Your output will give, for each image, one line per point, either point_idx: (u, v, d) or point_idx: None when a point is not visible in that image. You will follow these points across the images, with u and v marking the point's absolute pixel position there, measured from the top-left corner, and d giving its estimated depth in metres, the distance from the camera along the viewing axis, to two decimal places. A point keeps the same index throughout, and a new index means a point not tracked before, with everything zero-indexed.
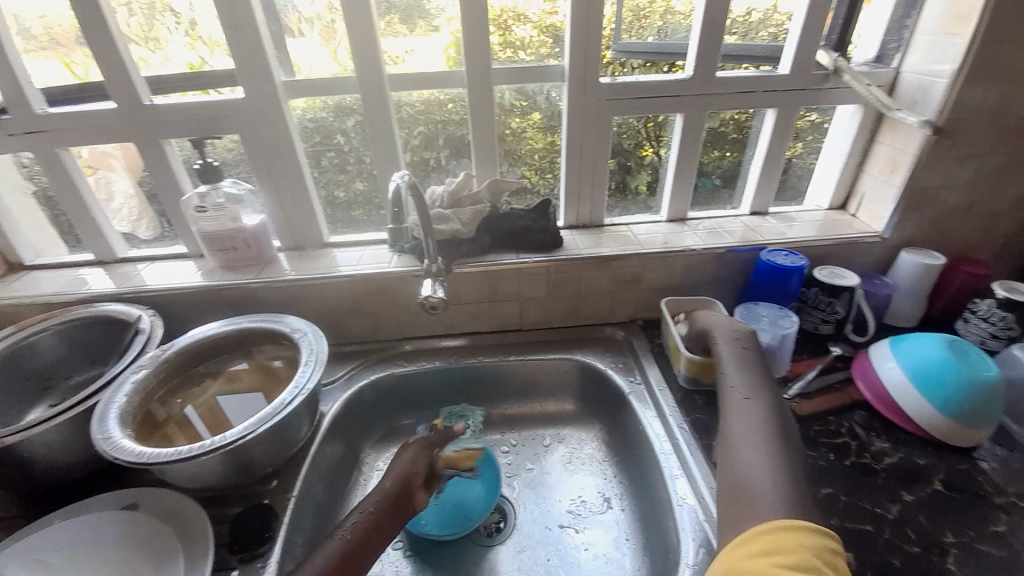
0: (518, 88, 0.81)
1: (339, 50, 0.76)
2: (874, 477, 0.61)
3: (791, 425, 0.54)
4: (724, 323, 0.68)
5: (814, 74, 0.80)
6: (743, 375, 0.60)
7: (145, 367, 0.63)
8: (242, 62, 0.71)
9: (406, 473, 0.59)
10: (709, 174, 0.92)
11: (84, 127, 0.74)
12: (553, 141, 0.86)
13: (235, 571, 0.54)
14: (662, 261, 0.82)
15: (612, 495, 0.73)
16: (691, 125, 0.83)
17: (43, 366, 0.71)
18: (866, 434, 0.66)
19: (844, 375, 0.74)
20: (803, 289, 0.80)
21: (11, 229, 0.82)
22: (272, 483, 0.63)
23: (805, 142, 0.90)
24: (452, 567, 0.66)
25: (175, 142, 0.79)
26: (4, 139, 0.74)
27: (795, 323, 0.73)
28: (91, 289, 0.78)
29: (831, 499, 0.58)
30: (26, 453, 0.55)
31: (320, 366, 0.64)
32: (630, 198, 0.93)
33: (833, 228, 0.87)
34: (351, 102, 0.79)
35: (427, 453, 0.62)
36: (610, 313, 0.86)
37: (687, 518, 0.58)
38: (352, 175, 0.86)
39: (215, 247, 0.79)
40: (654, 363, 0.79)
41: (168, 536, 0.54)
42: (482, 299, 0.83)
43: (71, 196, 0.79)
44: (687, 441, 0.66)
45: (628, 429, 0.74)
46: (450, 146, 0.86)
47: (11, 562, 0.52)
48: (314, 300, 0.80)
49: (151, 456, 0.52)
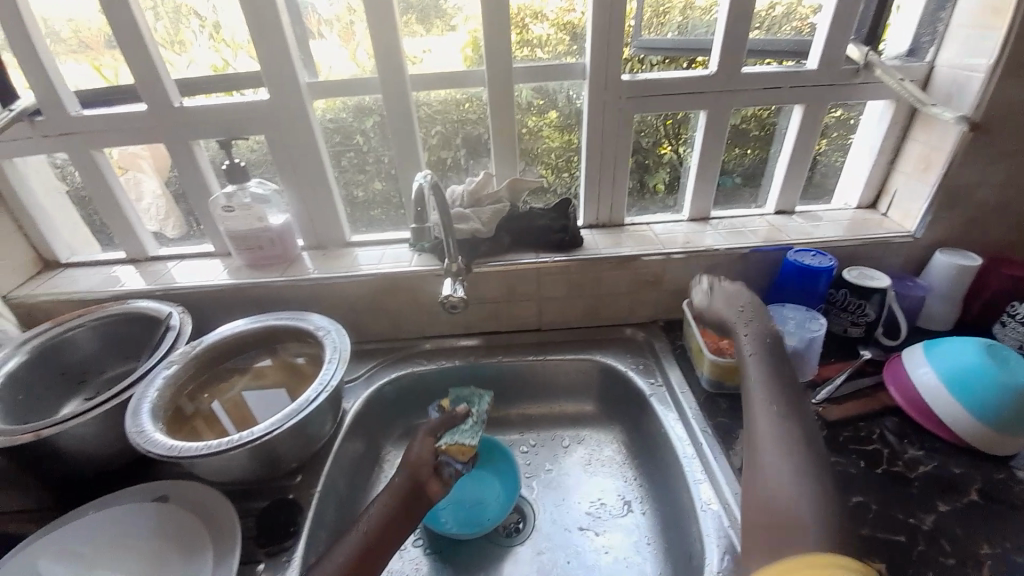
0: (536, 87, 0.81)
1: (358, 50, 0.77)
2: (907, 486, 0.59)
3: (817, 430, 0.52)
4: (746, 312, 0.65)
5: (844, 69, 0.78)
6: (766, 374, 0.58)
7: (176, 362, 0.65)
8: (266, 63, 0.73)
9: (414, 466, 0.57)
10: (731, 173, 0.90)
11: (116, 128, 0.76)
12: (569, 140, 0.86)
13: (261, 565, 0.55)
14: (684, 261, 0.80)
15: (633, 498, 0.72)
16: (712, 122, 0.81)
17: (79, 360, 0.73)
18: (898, 441, 0.64)
19: (874, 379, 0.72)
20: (831, 291, 0.77)
21: (48, 227, 0.85)
22: (297, 478, 0.64)
23: (830, 139, 0.88)
24: (472, 566, 0.66)
25: (202, 143, 0.81)
26: (41, 140, 0.76)
27: (823, 326, 0.71)
28: (123, 286, 0.81)
29: (861, 508, 0.57)
30: (64, 445, 0.57)
31: (343, 363, 0.65)
32: (648, 197, 0.92)
33: (862, 228, 0.84)
34: (370, 103, 0.80)
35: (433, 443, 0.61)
36: (630, 314, 0.86)
37: (711, 524, 0.57)
38: (371, 175, 0.88)
39: (241, 247, 0.81)
40: (675, 365, 0.78)
41: (196, 529, 0.55)
42: (502, 299, 0.83)
43: (104, 196, 0.82)
44: (711, 444, 0.65)
45: (649, 431, 0.74)
46: (468, 146, 0.87)
47: (50, 550, 0.54)
48: (335, 298, 0.81)
49: (182, 449, 0.53)
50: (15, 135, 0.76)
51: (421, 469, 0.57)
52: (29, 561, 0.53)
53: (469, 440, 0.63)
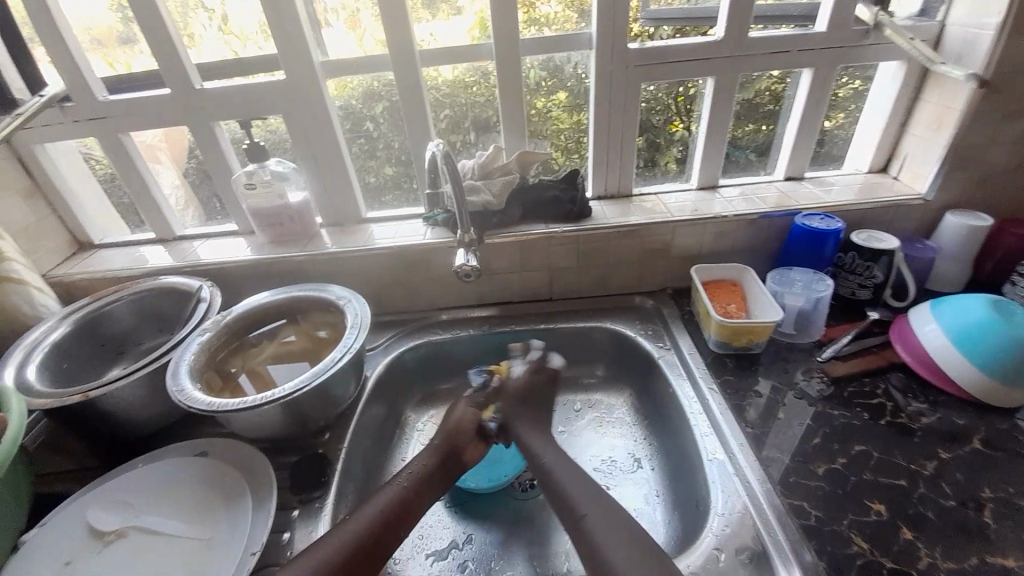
0: (545, 63, 0.82)
1: (364, 36, 0.79)
2: (911, 436, 0.61)
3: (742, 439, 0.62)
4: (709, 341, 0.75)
5: (852, 31, 0.78)
6: (701, 401, 0.68)
7: (209, 330, 0.70)
8: (282, 46, 0.75)
9: (454, 429, 0.65)
10: (743, 148, 0.91)
11: (140, 112, 0.80)
12: (579, 120, 0.87)
13: (295, 511, 0.59)
14: (693, 228, 0.82)
15: (642, 455, 0.75)
16: (720, 92, 0.82)
17: (118, 333, 0.78)
18: (903, 396, 0.65)
19: (881, 339, 0.73)
20: (839, 254, 0.78)
21: (81, 211, 0.90)
22: (325, 436, 0.68)
23: (847, 112, 0.89)
24: (489, 517, 0.70)
25: (223, 126, 0.84)
26: (71, 125, 0.80)
27: (830, 286, 0.73)
28: (154, 264, 0.85)
29: (864, 456, 0.59)
30: (110, 405, 0.62)
31: (364, 329, 0.69)
32: (658, 172, 0.93)
33: (872, 192, 0.85)
34: (381, 86, 0.83)
35: (473, 411, 0.68)
36: (639, 281, 0.87)
37: (716, 473, 0.59)
38: (382, 161, 0.90)
39: (265, 224, 0.85)
40: (684, 330, 0.80)
41: (235, 479, 0.60)
42: (513, 270, 0.85)
43: (132, 178, 0.86)
44: (718, 402, 0.67)
45: (657, 393, 0.76)
46: (477, 126, 0.89)
47: (102, 499, 0.59)
48: (354, 272, 0.85)
49: (220, 404, 0.57)
50: (46, 121, 0.80)
51: (462, 434, 0.64)
52: (79, 511, 0.57)
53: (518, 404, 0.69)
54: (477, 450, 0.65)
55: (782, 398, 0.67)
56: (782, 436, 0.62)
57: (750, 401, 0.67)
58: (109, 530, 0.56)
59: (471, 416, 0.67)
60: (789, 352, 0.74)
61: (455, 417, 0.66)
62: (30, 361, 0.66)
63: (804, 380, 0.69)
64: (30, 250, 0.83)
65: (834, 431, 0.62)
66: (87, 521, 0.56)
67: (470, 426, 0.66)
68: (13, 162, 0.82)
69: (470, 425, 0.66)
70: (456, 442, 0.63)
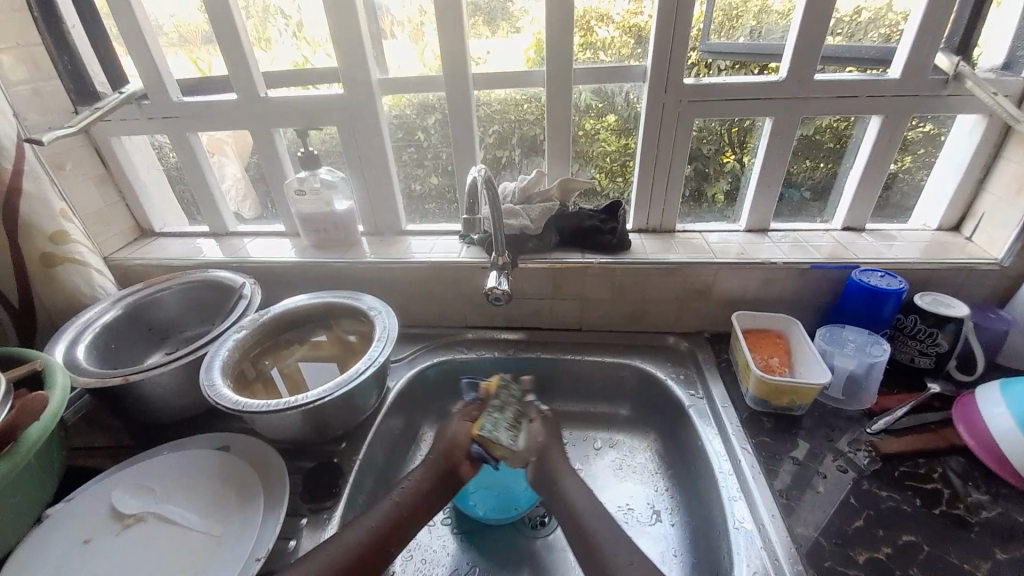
0: (596, 89, 0.82)
1: (426, 51, 0.81)
2: (967, 530, 0.54)
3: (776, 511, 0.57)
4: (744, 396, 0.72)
5: (931, 79, 0.73)
6: (732, 462, 0.63)
7: (246, 328, 0.72)
8: (343, 60, 0.78)
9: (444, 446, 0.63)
10: (798, 186, 0.87)
11: (207, 113, 0.84)
12: (626, 145, 0.86)
13: (304, 519, 0.59)
14: (737, 272, 0.78)
15: (662, 508, 0.71)
16: (781, 131, 0.78)
17: (163, 319, 0.82)
18: (962, 484, 0.59)
19: (941, 414, 0.66)
20: (899, 316, 0.72)
21: (145, 199, 0.96)
22: (341, 445, 0.69)
23: (915, 156, 0.82)
24: (496, 550, 0.68)
25: (282, 131, 0.88)
26: (146, 122, 0.86)
27: (887, 351, 0.67)
28: (205, 257, 0.90)
29: (909, 547, 0.53)
30: (146, 391, 0.64)
31: (391, 342, 0.69)
32: (704, 206, 0.90)
33: (941, 250, 0.78)
34: (434, 101, 0.85)
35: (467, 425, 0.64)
36: (675, 321, 0.84)
37: (742, 542, 0.54)
38: (429, 170, 0.92)
39: (310, 228, 0.87)
40: (718, 378, 0.75)
41: (251, 481, 0.61)
42: (546, 296, 0.84)
43: (195, 174, 0.91)
44: (750, 464, 0.62)
45: (685, 444, 0.72)
46: (524, 145, 0.89)
47: (127, 482, 0.61)
48: (388, 281, 0.86)
49: (245, 404, 0.59)
50: (123, 116, 0.86)
51: (458, 450, 0.62)
52: (104, 493, 0.60)
53: (503, 438, 0.63)
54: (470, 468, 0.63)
55: (823, 469, 0.62)
56: (820, 511, 0.57)
57: (786, 467, 0.62)
58: (128, 514, 0.58)
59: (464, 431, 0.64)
60: (834, 418, 0.68)
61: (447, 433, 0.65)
62: (80, 340, 0.70)
63: (848, 451, 0.64)
64: (97, 233, 0.89)
65: (878, 513, 0.56)
66: (109, 502, 0.59)
67: (465, 444, 0.63)
68: (90, 150, 0.88)
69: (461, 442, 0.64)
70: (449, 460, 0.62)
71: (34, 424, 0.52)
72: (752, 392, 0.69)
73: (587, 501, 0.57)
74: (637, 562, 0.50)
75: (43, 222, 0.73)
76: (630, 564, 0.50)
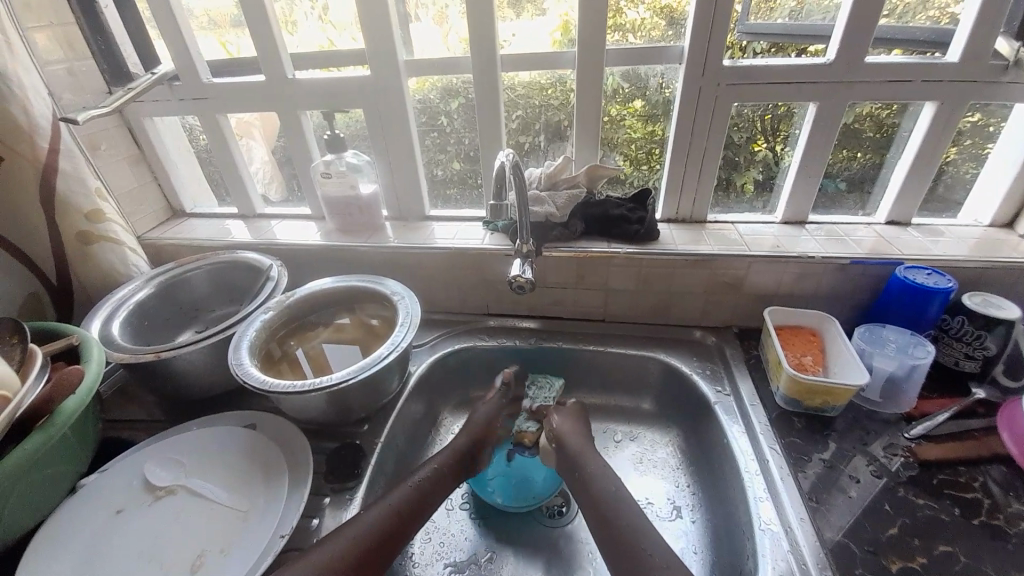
0: (628, 71, 0.78)
1: (451, 34, 0.79)
2: (1007, 541, 0.52)
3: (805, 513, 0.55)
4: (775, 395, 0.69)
5: (991, 65, 0.68)
6: (759, 462, 0.62)
7: (272, 309, 0.72)
8: (370, 42, 0.77)
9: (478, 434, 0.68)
10: (835, 176, 0.82)
11: (236, 95, 0.85)
12: (653, 131, 0.83)
13: (327, 498, 0.60)
14: (770, 266, 0.75)
15: (683, 504, 0.70)
16: (822, 119, 0.74)
17: (193, 299, 0.84)
18: (1003, 493, 0.56)
19: (985, 421, 0.63)
20: (944, 317, 0.68)
21: (176, 179, 0.97)
22: (364, 427, 0.70)
23: (962, 148, 0.77)
24: (514, 536, 0.68)
25: (309, 114, 0.88)
26: (177, 103, 0.87)
27: (931, 353, 0.64)
28: (233, 238, 0.91)
29: (945, 558, 0.51)
30: (177, 367, 0.66)
31: (414, 328, 0.68)
32: (732, 195, 0.86)
33: (993, 248, 0.73)
34: (459, 85, 0.83)
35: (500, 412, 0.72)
36: (702, 314, 0.82)
37: (768, 544, 0.53)
38: (451, 155, 0.90)
39: (336, 212, 0.87)
40: (746, 375, 0.73)
41: (277, 459, 0.62)
42: (569, 285, 0.82)
43: (224, 157, 0.92)
44: (778, 465, 0.60)
45: (709, 440, 0.70)
46: (549, 131, 0.87)
47: (158, 456, 0.63)
48: (411, 266, 0.86)
49: (272, 384, 0.60)
50: (155, 97, 0.87)
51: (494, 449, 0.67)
52: (138, 466, 0.62)
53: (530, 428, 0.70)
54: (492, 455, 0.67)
55: (855, 473, 0.59)
56: (850, 517, 0.55)
57: (816, 470, 0.60)
58: (160, 487, 0.60)
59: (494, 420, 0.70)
60: (869, 420, 0.66)
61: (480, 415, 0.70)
62: (115, 316, 0.72)
63: (883, 456, 0.61)
64: (131, 212, 0.91)
65: (913, 522, 0.54)
66: (143, 475, 0.61)
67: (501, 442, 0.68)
68: (123, 130, 0.90)
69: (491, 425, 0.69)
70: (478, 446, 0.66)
71: (71, 397, 0.55)
72: (788, 391, 0.66)
73: (611, 486, 0.58)
74: (666, 563, 0.49)
75: (80, 201, 0.75)
76: (664, 563, 0.49)
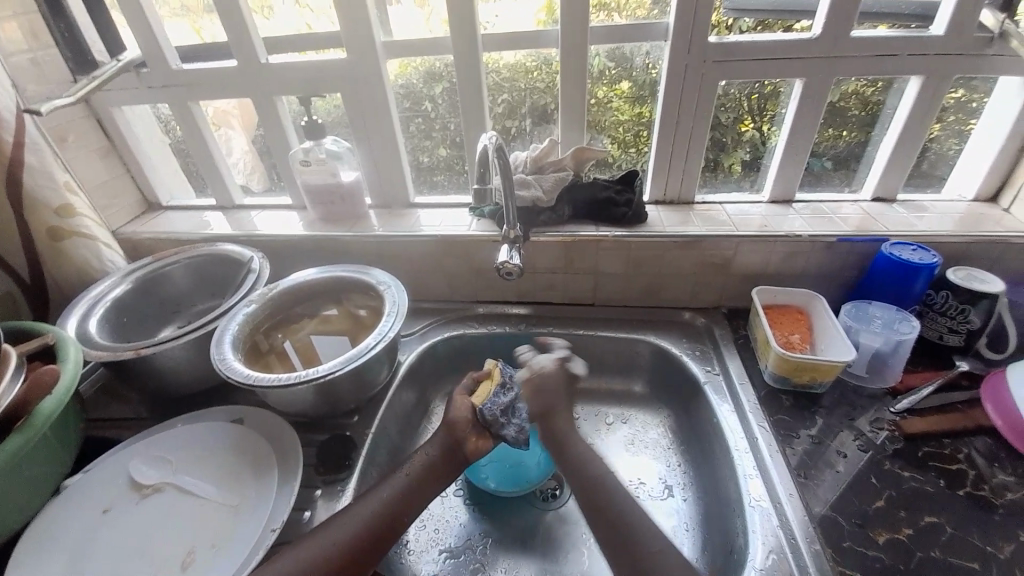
0: (613, 51, 0.77)
1: (431, 16, 0.77)
2: (990, 511, 0.53)
3: (794, 489, 0.56)
4: (765, 374, 0.69)
5: (976, 38, 0.67)
6: (749, 441, 0.62)
7: (255, 302, 0.71)
8: (346, 24, 0.74)
9: (451, 424, 0.62)
10: (821, 155, 0.82)
11: (209, 82, 0.81)
12: (640, 113, 0.82)
13: (318, 491, 0.60)
14: (758, 245, 0.74)
15: (674, 483, 0.70)
16: (809, 97, 0.73)
17: (173, 294, 0.82)
18: (987, 465, 0.57)
19: (969, 394, 0.64)
20: (929, 292, 0.69)
21: (151, 171, 0.94)
22: (354, 418, 0.69)
23: (946, 124, 0.77)
24: (509, 521, 0.68)
25: (287, 101, 0.85)
26: (147, 91, 0.83)
27: (916, 329, 0.65)
28: (213, 230, 0.89)
29: (931, 528, 0.52)
30: (158, 364, 0.64)
31: (401, 317, 0.67)
32: (720, 176, 0.86)
33: (976, 222, 0.74)
34: (441, 67, 0.81)
35: (468, 400, 0.64)
36: (692, 296, 0.81)
37: (758, 521, 0.53)
38: (437, 142, 0.88)
39: (318, 201, 0.85)
40: (735, 354, 0.74)
41: (264, 452, 0.61)
42: (559, 270, 0.81)
43: (200, 147, 0.89)
44: (767, 442, 0.61)
45: (700, 420, 0.71)
46: (534, 114, 0.85)
47: (143, 454, 0.62)
48: (398, 255, 0.84)
49: (256, 378, 0.58)
50: (124, 86, 0.83)
51: (461, 428, 0.61)
52: (121, 465, 0.61)
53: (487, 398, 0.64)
54: (481, 443, 0.62)
55: (843, 448, 0.60)
56: (837, 490, 0.56)
57: (805, 446, 0.61)
58: (146, 485, 0.59)
59: (467, 407, 0.63)
60: (856, 395, 0.66)
61: (452, 410, 0.63)
62: (92, 314, 0.70)
63: (871, 431, 0.62)
64: (105, 206, 0.88)
65: (900, 495, 0.55)
66: (128, 473, 0.60)
67: (467, 419, 0.62)
68: (92, 121, 0.86)
69: (466, 417, 0.62)
70: (456, 437, 0.61)
71: (48, 397, 0.53)
72: (777, 369, 0.66)
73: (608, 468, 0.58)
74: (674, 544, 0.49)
75: (48, 195, 0.72)
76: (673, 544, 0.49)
